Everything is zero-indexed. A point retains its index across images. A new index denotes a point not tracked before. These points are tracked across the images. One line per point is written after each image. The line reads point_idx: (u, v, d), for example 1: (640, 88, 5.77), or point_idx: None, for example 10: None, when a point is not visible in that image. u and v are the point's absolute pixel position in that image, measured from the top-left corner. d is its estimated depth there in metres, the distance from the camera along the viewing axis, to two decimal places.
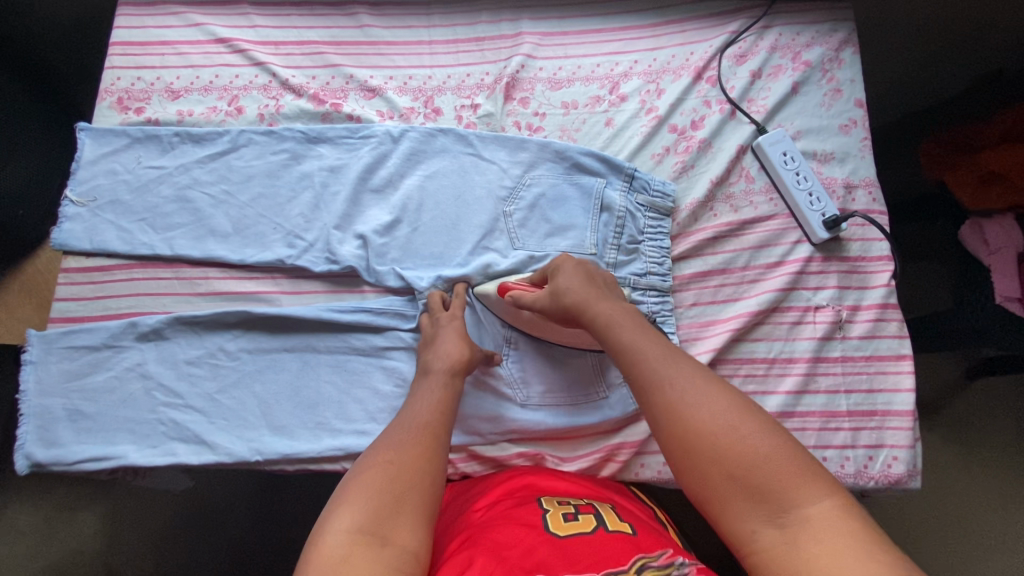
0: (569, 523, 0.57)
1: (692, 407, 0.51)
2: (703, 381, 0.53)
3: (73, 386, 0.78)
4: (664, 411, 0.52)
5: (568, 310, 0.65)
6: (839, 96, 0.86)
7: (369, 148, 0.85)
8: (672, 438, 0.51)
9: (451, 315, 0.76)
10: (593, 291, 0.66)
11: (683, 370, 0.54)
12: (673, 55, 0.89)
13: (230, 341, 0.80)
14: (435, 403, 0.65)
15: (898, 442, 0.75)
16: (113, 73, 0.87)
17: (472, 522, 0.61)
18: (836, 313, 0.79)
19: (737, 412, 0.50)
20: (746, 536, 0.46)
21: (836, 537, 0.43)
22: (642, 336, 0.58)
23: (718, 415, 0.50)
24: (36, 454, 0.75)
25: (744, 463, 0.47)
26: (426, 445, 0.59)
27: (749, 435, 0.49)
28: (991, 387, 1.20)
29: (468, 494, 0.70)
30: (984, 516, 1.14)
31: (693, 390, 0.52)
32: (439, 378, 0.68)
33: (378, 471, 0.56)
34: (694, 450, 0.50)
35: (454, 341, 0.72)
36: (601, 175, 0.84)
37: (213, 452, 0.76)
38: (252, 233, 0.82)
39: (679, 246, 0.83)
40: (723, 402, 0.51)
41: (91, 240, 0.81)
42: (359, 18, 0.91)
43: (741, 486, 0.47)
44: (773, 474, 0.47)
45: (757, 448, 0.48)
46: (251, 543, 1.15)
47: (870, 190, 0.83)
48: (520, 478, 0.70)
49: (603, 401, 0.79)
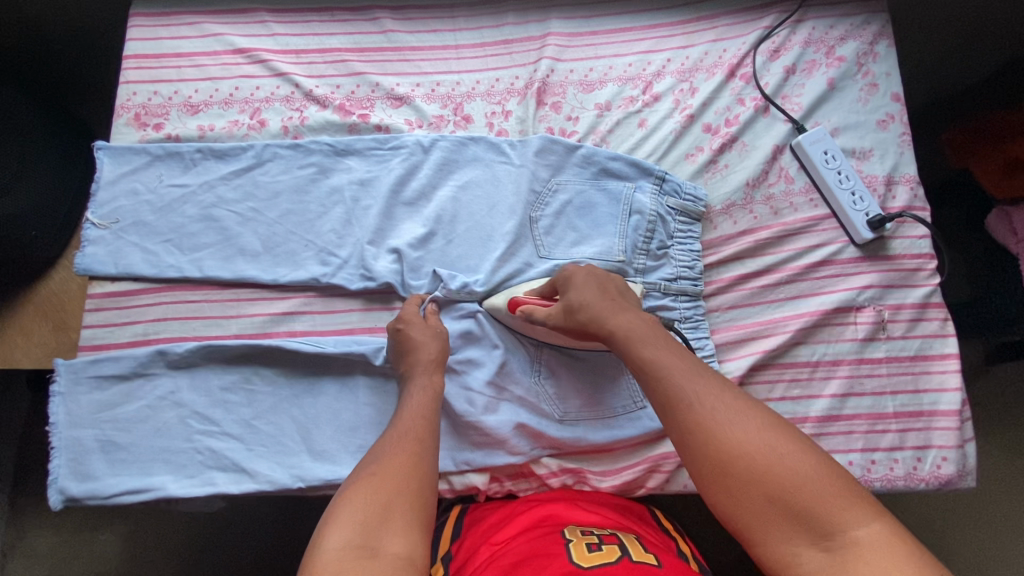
0: (593, 553, 0.56)
1: (723, 425, 0.52)
2: (732, 399, 0.54)
3: (104, 416, 0.76)
4: (693, 429, 0.53)
5: (583, 326, 0.66)
6: (875, 90, 0.84)
7: (399, 159, 0.82)
8: (708, 458, 0.52)
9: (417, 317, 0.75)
10: (608, 303, 0.66)
11: (711, 387, 0.55)
12: (706, 52, 0.86)
13: (265, 365, 0.78)
14: (415, 412, 0.67)
15: (946, 442, 0.74)
16: (128, 88, 0.84)
17: (495, 556, 0.60)
18: (877, 313, 0.77)
19: (773, 431, 0.51)
20: (790, 558, 0.47)
21: (881, 558, 0.44)
22: (664, 351, 0.59)
23: (751, 434, 0.51)
24: (71, 487, 0.74)
25: (781, 481, 0.49)
26: (410, 454, 0.61)
27: (787, 456, 0.50)
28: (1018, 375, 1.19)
29: (490, 523, 0.68)
30: (1011, 504, 1.15)
31: (725, 410, 0.53)
32: (419, 384, 0.70)
33: (363, 484, 0.57)
34: (732, 471, 0.50)
35: (430, 341, 0.72)
36: (629, 178, 0.82)
37: (253, 480, 0.74)
38: (282, 252, 0.80)
39: (731, 247, 0.81)
40: (757, 421, 0.52)
41: (116, 264, 0.79)
42: (381, 23, 0.88)
43: (781, 507, 0.48)
44: (815, 495, 0.48)
45: (798, 469, 0.49)
46: (281, 559, 1.14)
47: (911, 186, 0.81)
48: (538, 509, 0.69)
49: (642, 412, 0.76)
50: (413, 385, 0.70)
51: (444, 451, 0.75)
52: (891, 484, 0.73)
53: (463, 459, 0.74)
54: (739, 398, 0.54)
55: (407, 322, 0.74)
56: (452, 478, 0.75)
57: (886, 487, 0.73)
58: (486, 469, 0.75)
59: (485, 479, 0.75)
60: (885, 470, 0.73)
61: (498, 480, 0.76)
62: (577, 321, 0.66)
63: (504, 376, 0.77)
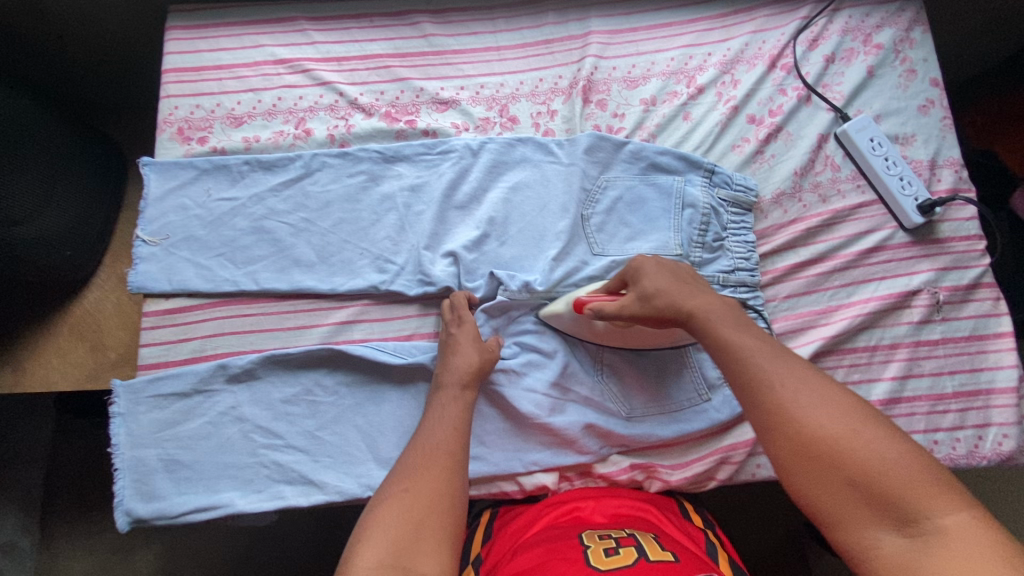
0: (611, 557, 0.56)
1: (805, 409, 0.51)
2: (816, 383, 0.53)
3: (166, 435, 0.74)
4: (772, 411, 0.52)
5: (660, 312, 0.64)
6: (914, 76, 0.86)
7: (449, 163, 0.82)
8: (786, 439, 0.51)
9: (461, 321, 0.74)
10: (683, 287, 0.65)
11: (793, 371, 0.54)
12: (746, 44, 0.87)
13: (326, 376, 0.77)
14: (449, 424, 0.66)
15: (1006, 419, 0.74)
16: (170, 102, 0.83)
17: (517, 559, 0.60)
18: (933, 296, 0.77)
19: (859, 415, 0.50)
20: (867, 542, 0.46)
21: (972, 549, 0.42)
22: (744, 334, 0.58)
23: (834, 419, 0.50)
24: (137, 508, 0.72)
25: (866, 467, 0.47)
26: (437, 469, 0.60)
27: (873, 441, 0.49)
28: None
29: (516, 527, 0.68)
30: None
31: (809, 393, 0.52)
32: (451, 394, 0.69)
33: (396, 501, 0.56)
34: (810, 452, 0.49)
35: (466, 351, 0.71)
36: (678, 173, 0.82)
37: (322, 491, 0.73)
38: (338, 261, 0.79)
39: (785, 235, 0.81)
40: (841, 407, 0.51)
41: (170, 280, 0.78)
42: (421, 27, 0.88)
43: (864, 490, 0.47)
44: (901, 481, 0.46)
45: (884, 454, 0.48)
46: (323, 570, 1.13)
47: (955, 169, 0.82)
48: (558, 513, 0.69)
49: (707, 405, 0.76)
50: (442, 397, 0.69)
51: (512, 453, 0.74)
52: (954, 464, 0.74)
53: (533, 460, 0.74)
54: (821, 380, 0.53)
55: (456, 326, 0.73)
56: (523, 479, 0.74)
57: (949, 466, 0.74)
58: (556, 468, 0.74)
59: (554, 478, 0.74)
60: (947, 450, 0.74)
61: (567, 479, 0.75)
62: (652, 308, 0.64)
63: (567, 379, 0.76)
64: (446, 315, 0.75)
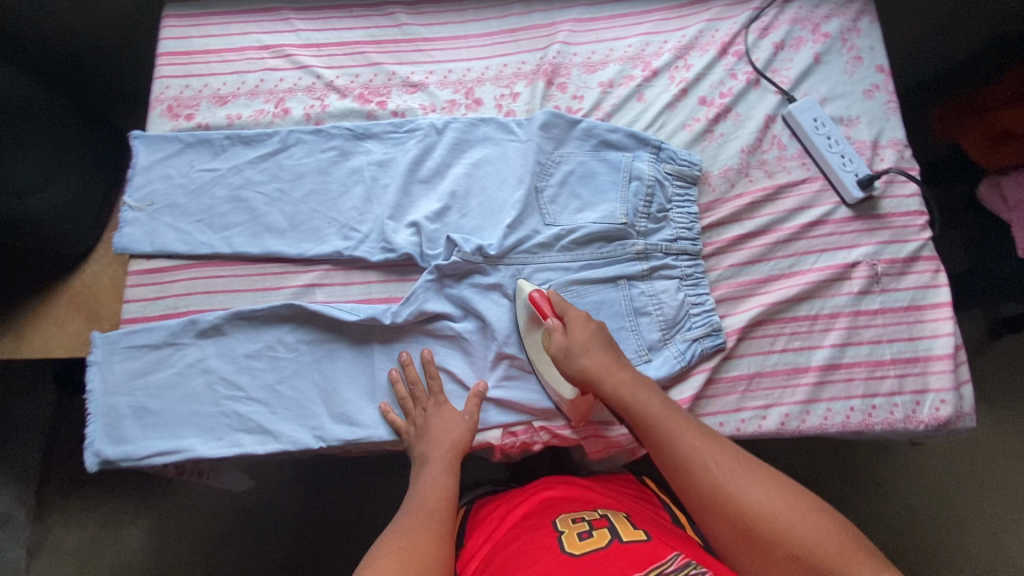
0: (584, 541, 0.59)
1: (739, 494, 0.58)
2: (742, 465, 0.61)
3: (137, 383, 0.79)
4: (713, 500, 0.59)
5: (573, 364, 0.70)
6: (860, 63, 0.90)
7: (415, 140, 0.88)
8: (730, 523, 0.58)
9: (433, 398, 0.77)
10: (607, 360, 0.70)
11: (723, 454, 0.61)
12: (700, 31, 0.92)
13: (287, 333, 0.81)
14: (438, 489, 0.69)
15: (943, 385, 0.76)
16: (162, 83, 0.90)
17: (499, 549, 0.64)
18: (872, 268, 0.80)
19: (782, 490, 0.58)
20: None
21: None
22: (672, 417, 0.65)
23: (764, 501, 0.58)
24: (106, 450, 0.76)
25: (801, 542, 0.55)
26: (434, 530, 0.63)
27: (802, 514, 0.57)
28: (1006, 347, 1.27)
29: (495, 514, 0.73)
30: (1001, 478, 1.20)
31: (739, 475, 0.60)
32: (440, 466, 0.71)
33: (392, 557, 0.59)
34: (754, 534, 0.57)
35: (448, 423, 0.75)
36: (628, 150, 0.86)
37: (278, 440, 0.77)
38: (307, 228, 0.85)
39: (724, 211, 0.84)
40: (767, 484, 0.59)
41: (152, 242, 0.84)
42: (396, 17, 0.95)
43: (806, 567, 0.54)
44: (830, 552, 0.54)
45: (814, 529, 0.56)
46: (300, 543, 1.16)
47: (897, 149, 0.86)
48: (535, 495, 0.72)
49: (646, 364, 0.78)
50: (430, 469, 0.71)
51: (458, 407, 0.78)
52: (892, 428, 0.75)
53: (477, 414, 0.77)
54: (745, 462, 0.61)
55: (435, 408, 0.76)
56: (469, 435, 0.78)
57: (887, 430, 0.75)
58: (500, 424, 0.78)
59: (498, 434, 0.78)
60: (885, 414, 0.76)
61: (512, 435, 0.79)
62: (570, 358, 0.70)
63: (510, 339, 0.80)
64: (407, 402, 0.78)
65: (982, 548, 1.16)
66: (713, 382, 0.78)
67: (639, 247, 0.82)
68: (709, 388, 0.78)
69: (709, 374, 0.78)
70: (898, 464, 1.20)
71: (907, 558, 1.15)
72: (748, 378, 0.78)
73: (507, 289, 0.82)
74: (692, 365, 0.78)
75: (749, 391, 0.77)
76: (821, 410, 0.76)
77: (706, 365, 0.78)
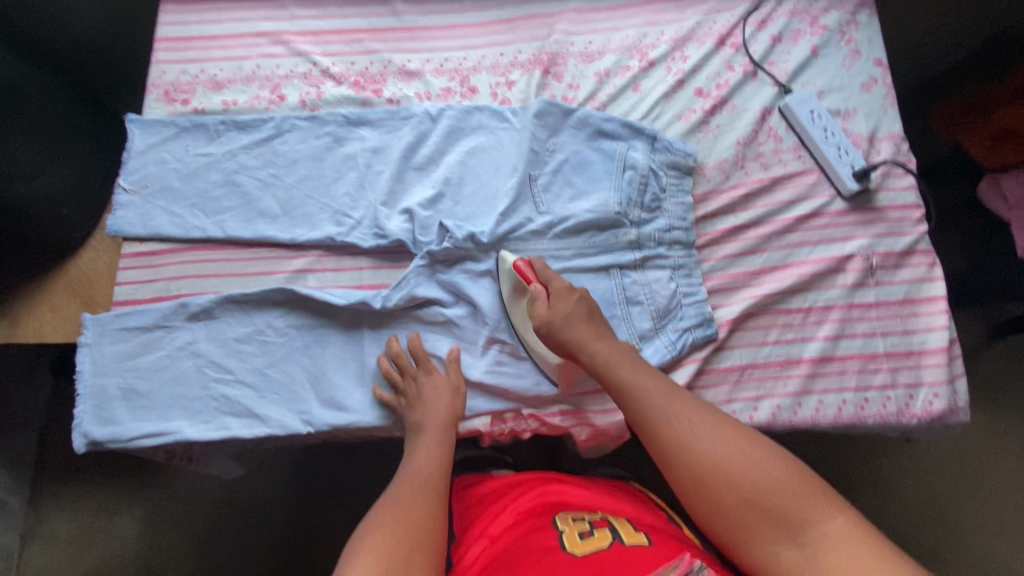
0: (586, 541, 0.58)
1: (699, 443, 0.59)
2: (705, 417, 0.61)
3: (127, 365, 0.79)
4: (673, 449, 0.60)
5: (557, 333, 0.71)
6: (858, 56, 0.89)
7: (410, 127, 0.88)
8: (688, 470, 0.58)
9: (417, 372, 0.76)
10: (589, 329, 0.71)
11: (685, 406, 0.62)
12: (698, 23, 0.92)
13: (278, 318, 0.81)
14: (433, 459, 0.68)
15: (937, 379, 0.75)
16: (160, 67, 0.91)
17: (497, 545, 0.62)
18: (866, 261, 0.79)
19: (743, 439, 0.58)
20: (770, 556, 0.53)
21: (850, 550, 0.50)
22: (639, 373, 0.66)
23: (723, 449, 0.58)
24: (94, 431, 0.76)
25: (758, 487, 0.55)
26: (428, 501, 0.62)
27: (760, 460, 0.57)
28: (1005, 349, 1.26)
29: (487, 507, 0.70)
30: (999, 480, 1.19)
31: (700, 426, 0.60)
32: (436, 434, 0.71)
33: (386, 529, 0.58)
34: (711, 481, 0.57)
35: (435, 395, 0.74)
36: (622, 139, 0.86)
37: (266, 424, 0.77)
38: (300, 214, 0.85)
39: (718, 202, 0.84)
40: (729, 433, 0.59)
41: (145, 225, 0.84)
42: (393, 6, 0.95)
43: (761, 511, 0.54)
44: (786, 497, 0.54)
45: (771, 473, 0.55)
46: (290, 533, 1.15)
47: (894, 142, 0.85)
48: (535, 491, 0.71)
49: (637, 353, 0.78)
50: (426, 437, 0.71)
51: None
52: (885, 421, 0.74)
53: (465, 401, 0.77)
54: (708, 415, 0.61)
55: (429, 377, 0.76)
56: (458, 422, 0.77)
57: (880, 424, 0.75)
58: (488, 412, 0.78)
59: (486, 422, 0.78)
60: (878, 408, 0.75)
61: (501, 422, 0.78)
62: (553, 328, 0.71)
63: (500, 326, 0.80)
64: (395, 377, 0.77)
65: (979, 552, 1.15)
66: (704, 373, 0.77)
67: (632, 236, 0.81)
68: (699, 378, 0.77)
69: (700, 364, 0.77)
70: (895, 465, 1.19)
71: None
72: (739, 369, 0.77)
73: (498, 277, 0.82)
74: (683, 355, 0.77)
75: (740, 382, 0.77)
76: (813, 402, 0.75)
77: (697, 355, 0.78)
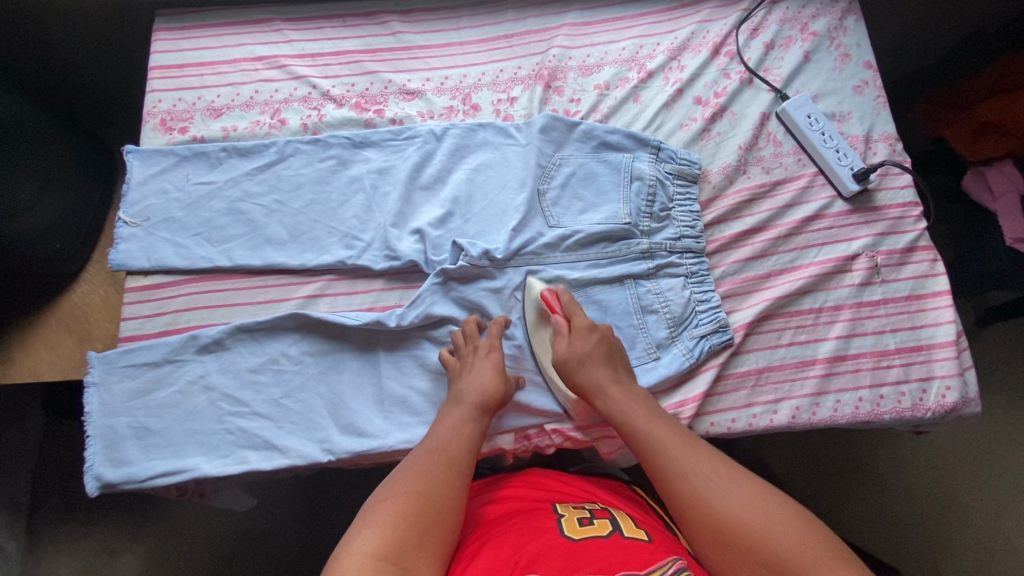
0: (584, 526, 0.60)
1: (715, 497, 0.59)
2: (722, 472, 0.61)
3: (138, 403, 0.77)
4: (688, 502, 0.60)
5: (573, 369, 0.73)
6: (849, 60, 0.92)
7: (414, 147, 0.88)
8: (704, 525, 0.58)
9: (488, 345, 0.76)
10: (604, 370, 0.72)
11: (703, 460, 0.63)
12: (692, 32, 0.94)
13: (291, 346, 0.80)
14: (460, 435, 0.68)
15: (948, 372, 0.77)
16: (155, 96, 0.89)
17: (496, 523, 0.65)
18: (871, 260, 0.81)
19: (760, 495, 0.58)
20: None
21: None
22: (656, 423, 0.67)
23: (740, 505, 0.58)
24: (106, 474, 0.74)
25: (776, 547, 0.54)
26: (446, 479, 0.63)
27: (780, 519, 0.56)
28: (997, 334, 1.30)
29: (494, 493, 0.72)
30: (1001, 464, 1.22)
31: (717, 480, 0.60)
32: (467, 412, 0.70)
33: (400, 499, 0.59)
34: (727, 537, 0.56)
35: (488, 373, 0.73)
36: (627, 150, 0.87)
37: (285, 456, 0.76)
38: (309, 238, 0.84)
39: (721, 208, 0.85)
40: (745, 488, 0.59)
41: (148, 258, 0.82)
42: (390, 26, 0.95)
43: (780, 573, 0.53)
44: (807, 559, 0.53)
45: (789, 533, 0.55)
46: (305, 562, 1.13)
47: (889, 142, 0.88)
48: (543, 480, 0.72)
49: (655, 362, 0.79)
50: (455, 413, 0.71)
51: None
52: (900, 416, 0.76)
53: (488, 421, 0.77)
54: (726, 470, 0.62)
55: (486, 353, 0.76)
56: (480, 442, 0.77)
57: (896, 419, 0.76)
58: (512, 429, 0.77)
59: (510, 440, 0.77)
60: (893, 403, 0.77)
61: (524, 439, 0.78)
62: (571, 362, 0.73)
63: (512, 332, 0.81)
64: (457, 340, 0.78)
65: (987, 536, 1.17)
66: (722, 379, 0.78)
67: (643, 246, 0.82)
68: (717, 384, 0.78)
69: (717, 370, 0.78)
70: (898, 456, 1.22)
71: (913, 548, 1.16)
72: (756, 373, 0.78)
73: (516, 293, 0.82)
74: (701, 362, 0.78)
75: (758, 386, 0.78)
76: (830, 402, 0.77)
77: (713, 361, 0.79)
